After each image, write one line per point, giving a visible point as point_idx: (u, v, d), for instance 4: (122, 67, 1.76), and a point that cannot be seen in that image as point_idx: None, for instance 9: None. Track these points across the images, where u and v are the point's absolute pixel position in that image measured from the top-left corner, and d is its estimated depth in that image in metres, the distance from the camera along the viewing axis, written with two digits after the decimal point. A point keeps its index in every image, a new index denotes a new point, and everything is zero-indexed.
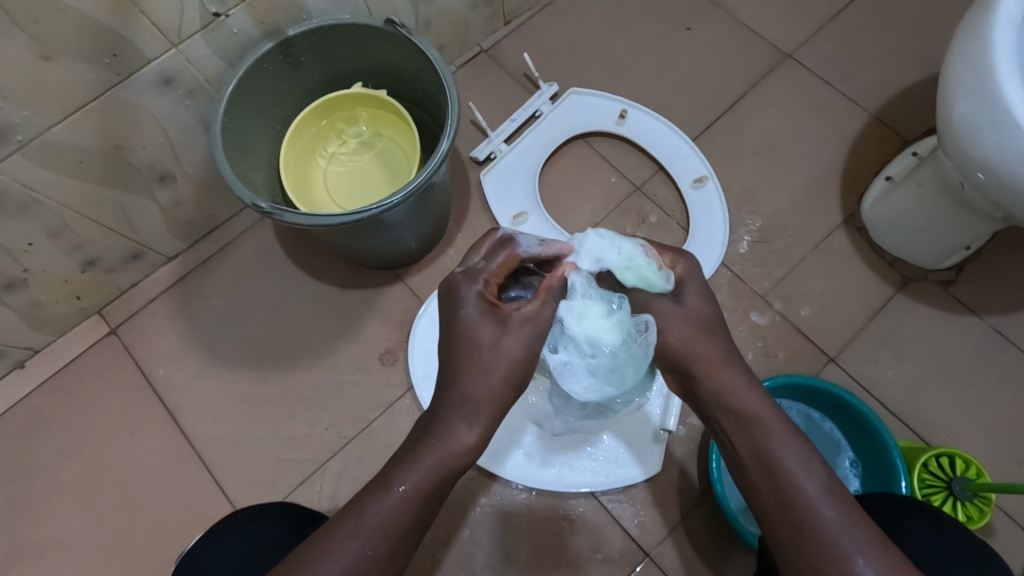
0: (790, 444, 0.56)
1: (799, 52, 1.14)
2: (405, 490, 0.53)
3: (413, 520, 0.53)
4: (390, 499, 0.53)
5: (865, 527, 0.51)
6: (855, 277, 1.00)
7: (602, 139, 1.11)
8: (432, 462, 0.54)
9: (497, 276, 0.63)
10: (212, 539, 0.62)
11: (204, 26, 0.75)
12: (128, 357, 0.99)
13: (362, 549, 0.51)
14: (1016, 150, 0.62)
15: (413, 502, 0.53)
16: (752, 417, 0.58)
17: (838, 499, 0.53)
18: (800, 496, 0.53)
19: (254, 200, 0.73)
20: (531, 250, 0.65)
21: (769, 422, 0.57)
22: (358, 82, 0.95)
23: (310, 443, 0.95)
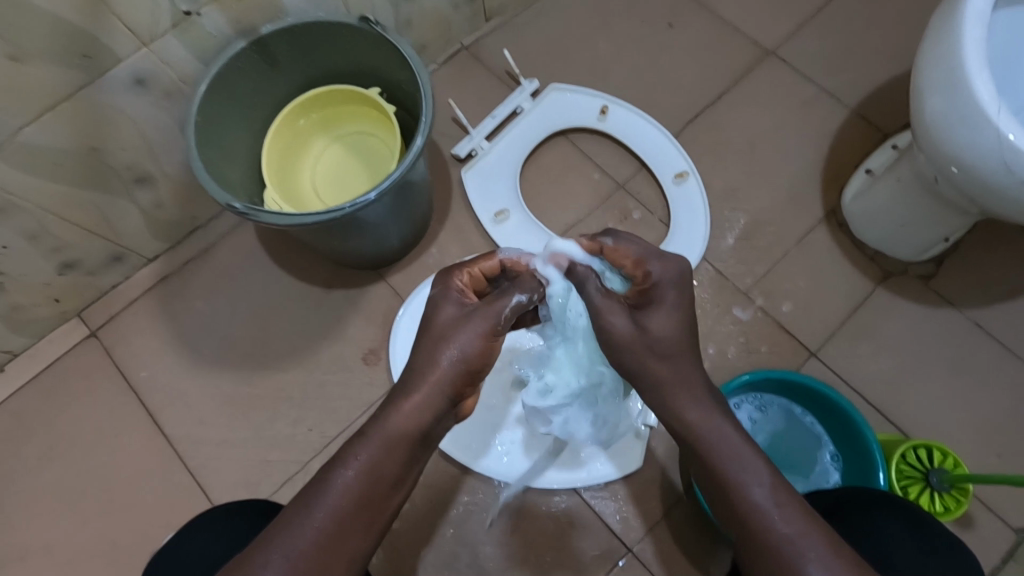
0: (746, 456, 0.54)
1: (781, 48, 1.15)
2: (358, 467, 0.53)
3: (370, 507, 0.52)
4: (339, 484, 0.52)
5: (814, 534, 0.50)
6: (836, 271, 1.01)
7: (583, 135, 1.11)
8: (378, 438, 0.54)
9: (476, 270, 0.65)
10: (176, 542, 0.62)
11: (176, 25, 0.74)
12: (109, 359, 0.99)
13: (318, 526, 0.50)
14: (986, 144, 0.63)
15: (366, 478, 0.53)
16: (700, 429, 0.56)
17: (784, 508, 0.52)
18: (748, 511, 0.52)
19: (229, 200, 0.72)
20: (512, 257, 0.67)
21: (718, 436, 0.56)
22: (377, 87, 0.92)
23: (292, 444, 0.95)
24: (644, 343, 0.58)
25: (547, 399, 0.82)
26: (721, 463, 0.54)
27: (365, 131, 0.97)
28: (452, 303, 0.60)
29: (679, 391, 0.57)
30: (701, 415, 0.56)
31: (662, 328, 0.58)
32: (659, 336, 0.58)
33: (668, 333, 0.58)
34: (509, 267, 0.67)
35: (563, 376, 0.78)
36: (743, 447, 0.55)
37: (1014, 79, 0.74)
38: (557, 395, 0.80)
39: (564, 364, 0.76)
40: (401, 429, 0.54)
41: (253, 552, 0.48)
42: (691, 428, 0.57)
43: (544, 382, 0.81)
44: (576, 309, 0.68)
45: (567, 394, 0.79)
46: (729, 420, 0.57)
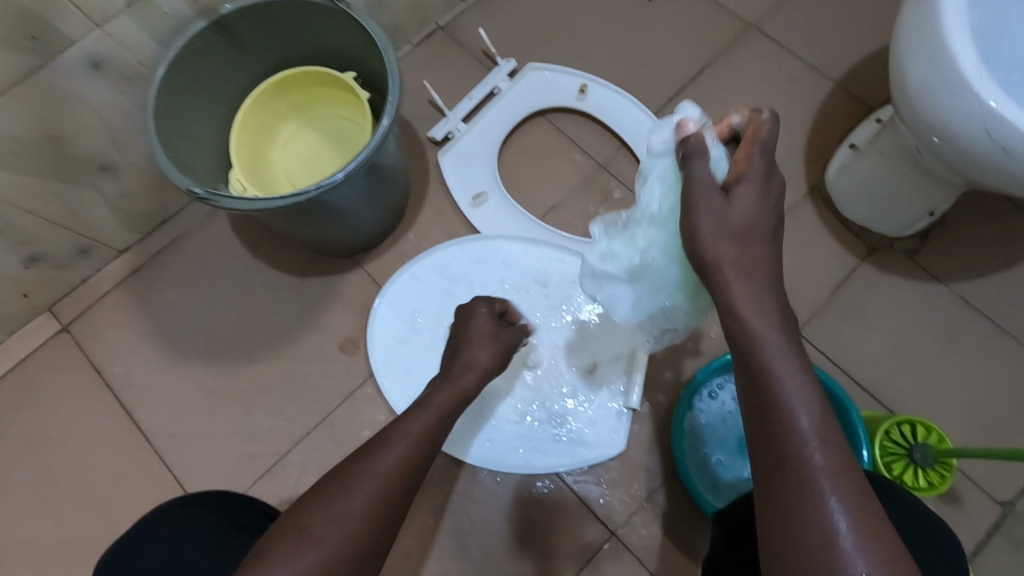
0: (803, 392, 0.45)
1: (764, 21, 1.12)
2: (395, 452, 0.54)
3: (400, 494, 0.52)
4: (380, 463, 0.52)
5: (851, 480, 0.43)
6: (821, 248, 0.99)
7: (562, 115, 1.09)
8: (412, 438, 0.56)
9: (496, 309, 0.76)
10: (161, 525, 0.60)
11: (130, 5, 0.71)
12: (82, 354, 0.96)
13: (358, 505, 0.49)
14: (966, 111, 0.61)
15: (403, 465, 0.53)
16: (767, 352, 0.46)
17: (830, 447, 0.44)
18: (789, 434, 0.44)
19: (189, 186, 0.70)
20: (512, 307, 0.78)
21: (776, 359, 0.46)
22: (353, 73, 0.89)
23: (270, 435, 0.93)
24: (729, 227, 0.50)
25: (602, 266, 0.70)
26: (773, 392, 0.45)
27: (336, 114, 0.94)
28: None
29: (738, 288, 0.48)
30: (765, 336, 0.46)
31: (744, 209, 0.51)
32: (742, 220, 0.50)
33: (750, 214, 0.50)
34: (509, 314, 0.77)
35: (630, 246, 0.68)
36: (803, 382, 0.45)
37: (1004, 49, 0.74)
38: (616, 263, 0.69)
39: (638, 234, 0.67)
40: (424, 430, 0.58)
41: (298, 516, 0.48)
42: (749, 336, 0.47)
43: (605, 249, 0.70)
44: (655, 190, 0.64)
45: (624, 270, 0.69)
46: (793, 344, 0.47)
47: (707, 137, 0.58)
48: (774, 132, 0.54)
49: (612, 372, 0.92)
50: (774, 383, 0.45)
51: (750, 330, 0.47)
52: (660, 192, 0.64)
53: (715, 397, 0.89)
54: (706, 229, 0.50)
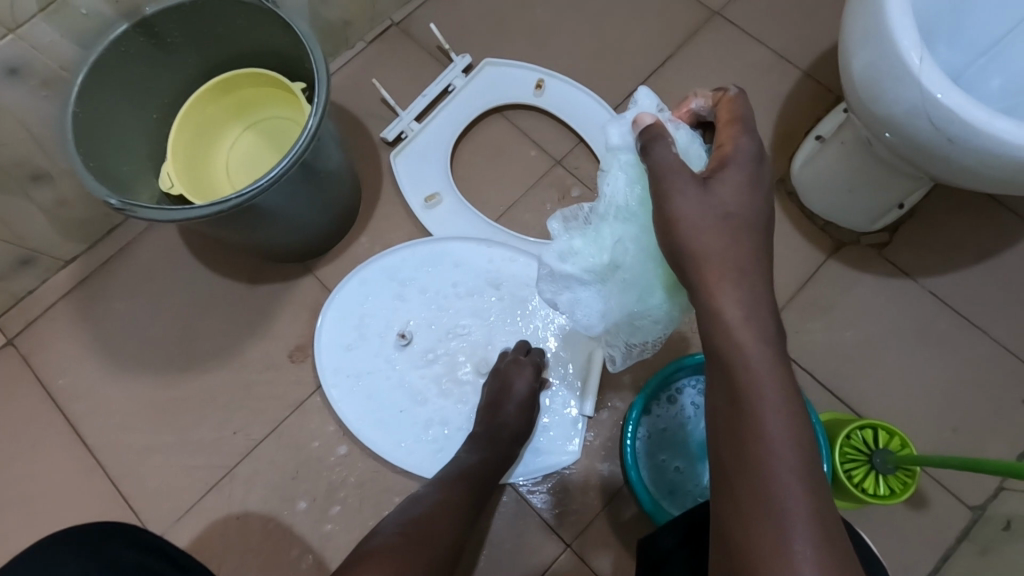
0: (784, 417, 0.42)
1: (728, 9, 1.08)
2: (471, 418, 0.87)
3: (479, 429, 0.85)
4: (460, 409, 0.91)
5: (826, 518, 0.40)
6: (786, 244, 0.95)
7: (520, 112, 1.05)
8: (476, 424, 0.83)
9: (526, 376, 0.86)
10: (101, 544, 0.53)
11: (43, 8, 0.69)
12: (27, 367, 0.94)
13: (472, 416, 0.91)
14: (908, 99, 0.57)
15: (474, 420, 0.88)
16: (754, 373, 0.43)
17: (808, 479, 0.41)
18: (765, 461, 0.41)
19: (104, 195, 0.67)
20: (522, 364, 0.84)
21: (763, 381, 0.43)
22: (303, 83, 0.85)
23: (218, 448, 0.91)
24: (715, 215, 0.46)
25: (564, 265, 0.62)
26: (755, 415, 0.42)
27: (280, 117, 0.91)
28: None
29: (723, 291, 0.45)
30: (750, 353, 0.43)
31: (728, 197, 0.46)
32: (727, 211, 0.46)
33: (733, 202, 0.46)
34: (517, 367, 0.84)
35: (594, 242, 0.61)
36: (787, 408, 0.42)
37: (951, 42, 0.73)
38: (579, 261, 0.61)
39: (604, 228, 0.60)
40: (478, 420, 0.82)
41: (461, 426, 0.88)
42: (738, 354, 0.43)
43: (567, 246, 0.62)
44: (618, 181, 0.57)
45: (588, 269, 0.61)
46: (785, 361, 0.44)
47: (670, 125, 0.55)
48: (747, 106, 0.50)
49: (567, 380, 0.90)
50: (757, 403, 0.42)
51: (735, 343, 0.44)
52: (624, 183, 0.57)
53: (675, 402, 0.86)
54: (689, 218, 0.46)
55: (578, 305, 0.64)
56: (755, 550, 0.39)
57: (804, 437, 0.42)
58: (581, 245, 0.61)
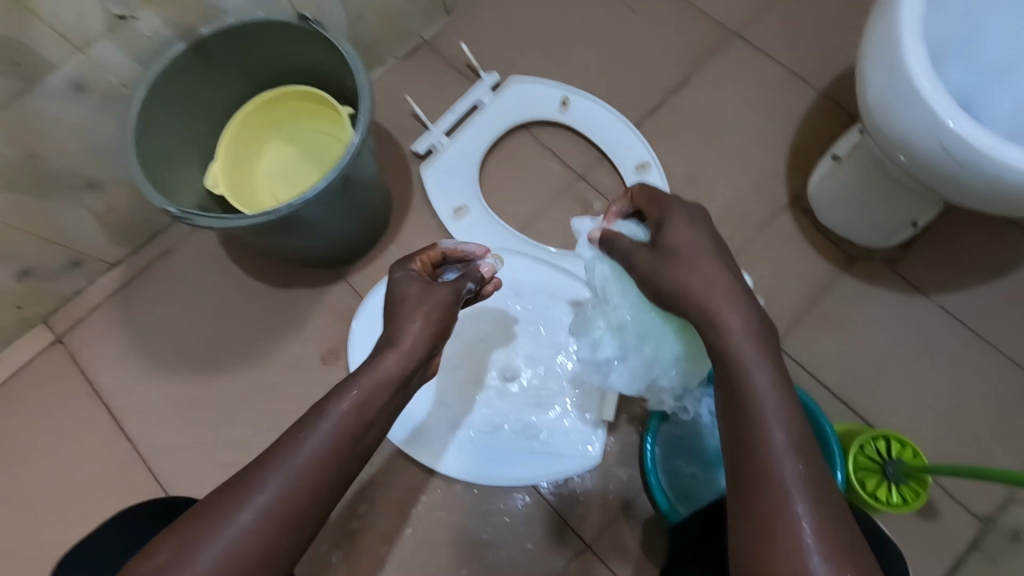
0: (779, 404, 0.46)
1: (746, 30, 1.12)
2: (338, 418, 0.50)
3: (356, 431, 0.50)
4: (316, 435, 0.48)
5: (825, 496, 0.43)
6: (801, 258, 0.98)
7: (545, 128, 1.09)
8: (363, 388, 0.52)
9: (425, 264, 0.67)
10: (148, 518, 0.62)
11: (109, 29, 0.74)
12: (72, 364, 0.99)
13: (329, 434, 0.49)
14: (922, 125, 0.61)
15: (345, 432, 0.49)
16: (749, 365, 0.47)
17: (806, 459, 0.44)
18: (763, 444, 0.45)
19: (163, 204, 0.72)
20: (451, 244, 0.70)
21: (757, 369, 0.47)
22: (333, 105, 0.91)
23: (252, 445, 0.95)
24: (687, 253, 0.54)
25: (595, 355, 0.72)
26: (752, 403, 0.46)
27: (318, 131, 0.94)
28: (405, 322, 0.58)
29: (709, 302, 0.50)
30: (743, 347, 0.48)
31: (682, 241, 0.55)
32: (692, 249, 0.54)
33: (688, 241, 0.55)
34: (449, 255, 0.70)
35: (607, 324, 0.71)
36: (780, 396, 0.46)
37: (961, 66, 0.76)
38: (605, 344, 0.71)
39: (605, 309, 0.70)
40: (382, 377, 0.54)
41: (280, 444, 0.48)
42: (734, 350, 0.48)
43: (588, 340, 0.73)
44: (600, 268, 0.69)
45: (616, 349, 0.70)
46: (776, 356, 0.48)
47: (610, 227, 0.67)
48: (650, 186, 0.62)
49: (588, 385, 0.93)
50: (751, 391, 0.47)
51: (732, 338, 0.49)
52: (604, 271, 0.69)
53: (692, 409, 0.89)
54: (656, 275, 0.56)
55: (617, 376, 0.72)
56: (756, 522, 0.43)
57: (799, 422, 0.46)
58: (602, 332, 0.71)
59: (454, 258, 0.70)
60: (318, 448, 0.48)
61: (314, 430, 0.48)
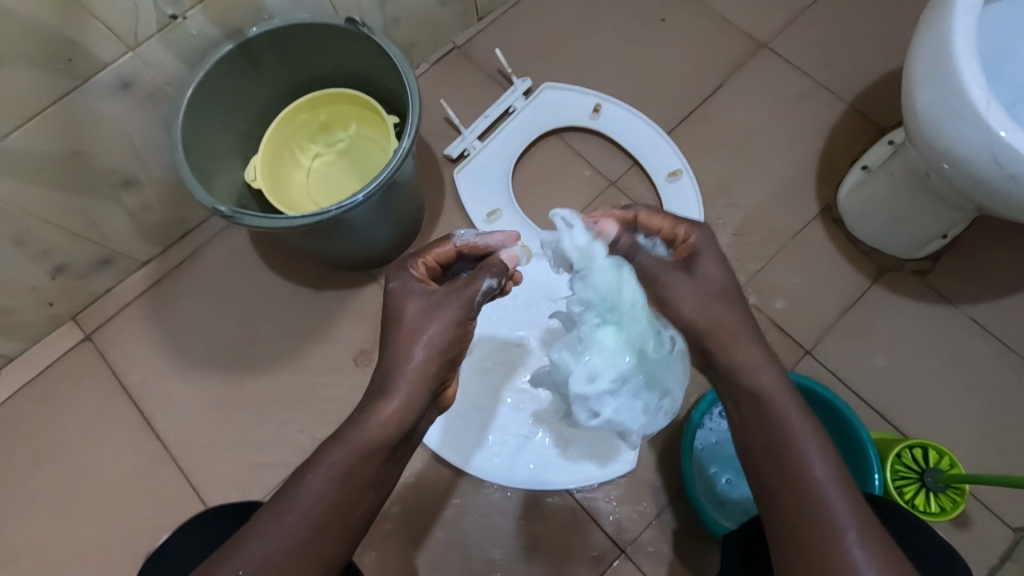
0: (812, 438, 0.52)
1: (775, 42, 1.13)
2: (329, 466, 0.50)
3: (351, 478, 0.50)
4: (309, 488, 0.49)
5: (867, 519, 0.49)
6: (832, 268, 0.99)
7: (576, 134, 1.10)
8: (350, 441, 0.51)
9: (432, 259, 0.64)
10: (217, 517, 0.64)
11: (160, 29, 0.74)
12: (102, 362, 0.98)
13: (323, 480, 0.50)
14: (975, 138, 0.62)
15: (337, 480, 0.50)
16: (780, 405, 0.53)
17: (843, 488, 0.50)
18: (806, 480, 0.50)
19: (214, 203, 0.72)
20: (469, 239, 0.65)
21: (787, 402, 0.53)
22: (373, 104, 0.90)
23: (284, 446, 0.95)
24: (710, 290, 0.57)
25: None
26: (788, 437, 0.52)
27: (358, 134, 0.95)
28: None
29: (741, 345, 0.55)
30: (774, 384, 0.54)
31: (712, 276, 0.58)
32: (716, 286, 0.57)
33: (715, 276, 0.58)
34: (465, 252, 0.66)
35: (605, 351, 0.67)
36: (810, 430, 0.52)
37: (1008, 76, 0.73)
38: (604, 375, 0.68)
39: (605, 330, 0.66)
40: (367, 437, 0.51)
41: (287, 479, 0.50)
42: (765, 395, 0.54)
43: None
44: (608, 279, 0.63)
45: (617, 376, 0.68)
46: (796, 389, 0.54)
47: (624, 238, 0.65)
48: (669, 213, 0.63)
49: None
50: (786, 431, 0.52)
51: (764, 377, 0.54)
52: (632, 294, 0.63)
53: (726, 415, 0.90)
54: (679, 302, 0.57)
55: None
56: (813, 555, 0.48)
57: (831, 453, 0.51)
58: (599, 360, 0.67)
59: (470, 255, 0.66)
60: (315, 496, 0.49)
61: (304, 487, 0.49)
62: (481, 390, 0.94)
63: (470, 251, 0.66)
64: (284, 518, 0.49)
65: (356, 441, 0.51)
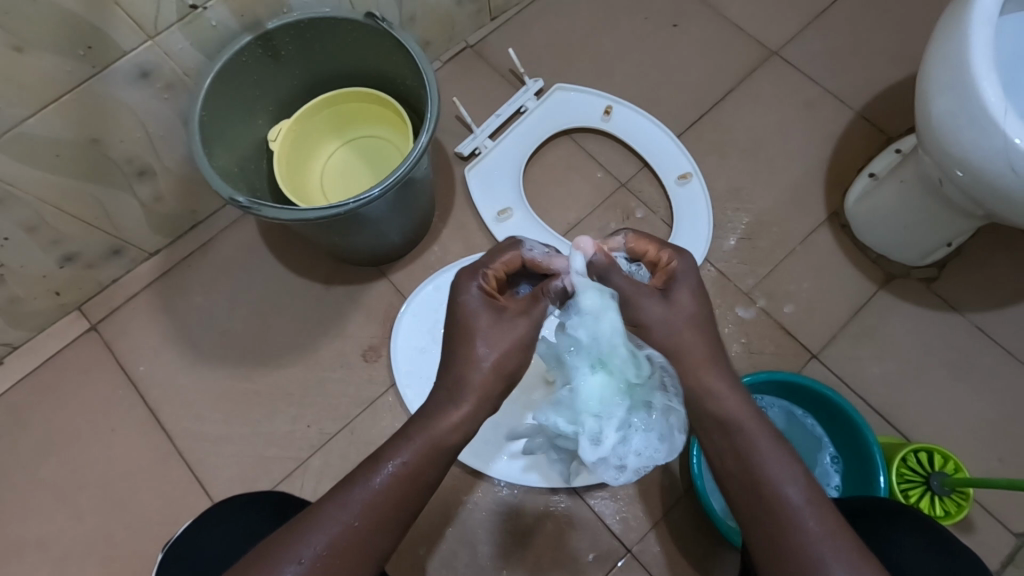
0: (782, 462, 0.53)
1: (785, 49, 1.14)
2: (398, 463, 0.52)
3: (413, 477, 0.52)
4: (378, 481, 0.51)
5: (843, 536, 0.49)
6: (839, 273, 1.00)
7: (587, 135, 1.11)
8: (422, 440, 0.54)
9: (496, 269, 0.63)
10: (243, 504, 0.66)
11: (181, 18, 0.74)
12: (109, 353, 0.98)
13: (391, 476, 0.52)
14: (992, 147, 0.63)
15: (402, 477, 0.52)
16: (745, 429, 0.55)
17: (817, 508, 0.50)
18: (782, 503, 0.51)
19: (232, 194, 0.72)
20: (536, 255, 0.64)
21: (785, 484, 0.52)
22: (394, 108, 0.91)
23: (293, 440, 0.95)
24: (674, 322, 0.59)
25: (600, 446, 0.60)
26: (759, 461, 0.53)
27: (380, 138, 0.97)
28: (481, 313, 0.59)
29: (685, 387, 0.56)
30: (750, 432, 0.54)
31: (683, 302, 0.60)
32: None
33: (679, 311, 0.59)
34: (530, 266, 0.65)
35: (596, 395, 0.59)
36: (781, 451, 0.53)
37: None
38: (606, 432, 0.59)
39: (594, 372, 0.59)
40: (441, 436, 0.54)
41: (356, 468, 0.53)
42: (731, 421, 0.55)
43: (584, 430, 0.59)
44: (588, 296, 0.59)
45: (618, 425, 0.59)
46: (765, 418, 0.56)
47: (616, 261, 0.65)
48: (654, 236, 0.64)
49: None
50: (754, 453, 0.53)
51: (756, 457, 0.53)
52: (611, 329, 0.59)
53: None
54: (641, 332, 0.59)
55: (633, 453, 0.61)
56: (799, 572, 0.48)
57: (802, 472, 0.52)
58: (590, 419, 0.59)
59: (534, 270, 0.66)
60: (383, 489, 0.51)
61: (372, 479, 0.51)
62: (506, 409, 0.93)
63: (536, 266, 0.65)
64: (350, 505, 0.50)
65: (404, 430, 0.54)
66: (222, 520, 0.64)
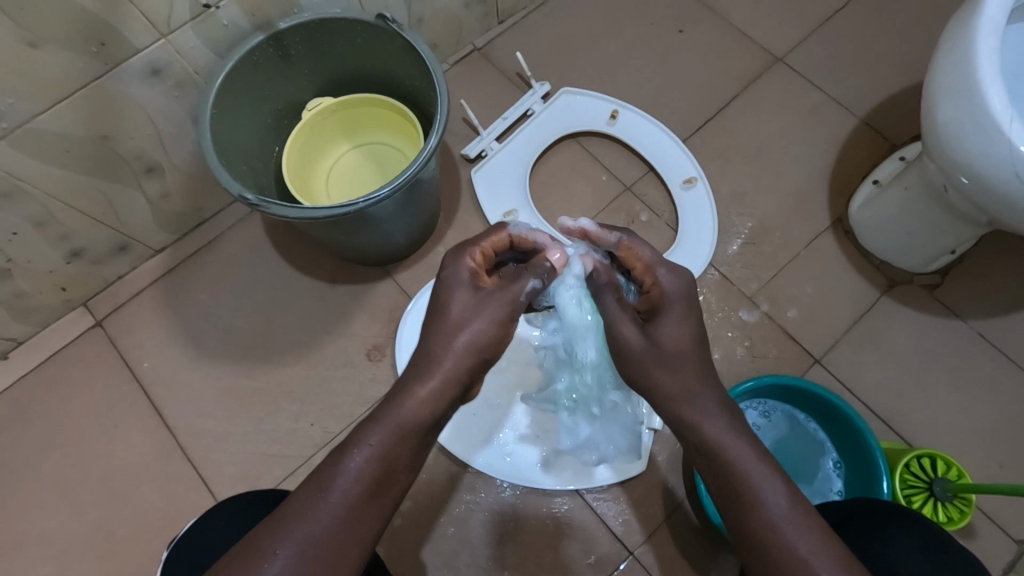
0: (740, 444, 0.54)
1: (790, 56, 1.15)
2: (369, 448, 0.52)
3: (384, 460, 0.52)
4: (348, 469, 0.51)
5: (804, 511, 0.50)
6: (842, 279, 1.01)
7: (593, 138, 1.11)
8: (388, 423, 0.54)
9: (486, 247, 0.66)
10: (254, 501, 0.66)
11: (194, 17, 0.74)
12: (113, 348, 0.98)
13: (360, 462, 0.51)
14: (998, 153, 0.63)
15: (373, 461, 0.52)
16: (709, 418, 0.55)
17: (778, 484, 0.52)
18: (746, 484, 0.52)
19: (241, 191, 0.72)
20: (521, 230, 0.69)
21: (746, 462, 0.53)
22: (405, 112, 0.91)
23: (295, 438, 0.95)
24: (679, 323, 0.60)
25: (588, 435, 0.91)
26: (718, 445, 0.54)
27: (388, 142, 0.97)
28: (488, 312, 0.59)
29: (688, 405, 0.56)
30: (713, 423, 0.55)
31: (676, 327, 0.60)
32: (665, 344, 0.59)
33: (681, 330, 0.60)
34: (516, 243, 0.69)
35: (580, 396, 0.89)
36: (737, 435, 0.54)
37: None
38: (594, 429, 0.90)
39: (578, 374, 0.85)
40: (411, 418, 0.54)
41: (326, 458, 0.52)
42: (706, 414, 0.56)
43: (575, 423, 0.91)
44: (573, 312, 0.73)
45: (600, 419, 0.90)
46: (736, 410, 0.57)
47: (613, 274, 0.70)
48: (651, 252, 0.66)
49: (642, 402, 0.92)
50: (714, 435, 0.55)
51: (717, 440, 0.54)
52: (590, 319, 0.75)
53: None
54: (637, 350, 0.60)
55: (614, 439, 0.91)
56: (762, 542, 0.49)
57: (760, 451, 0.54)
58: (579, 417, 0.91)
59: (518, 247, 0.70)
60: (356, 476, 0.51)
61: (343, 468, 0.51)
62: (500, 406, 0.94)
63: (520, 243, 0.70)
64: (324, 496, 0.50)
65: (393, 423, 0.54)
66: (231, 516, 0.65)
